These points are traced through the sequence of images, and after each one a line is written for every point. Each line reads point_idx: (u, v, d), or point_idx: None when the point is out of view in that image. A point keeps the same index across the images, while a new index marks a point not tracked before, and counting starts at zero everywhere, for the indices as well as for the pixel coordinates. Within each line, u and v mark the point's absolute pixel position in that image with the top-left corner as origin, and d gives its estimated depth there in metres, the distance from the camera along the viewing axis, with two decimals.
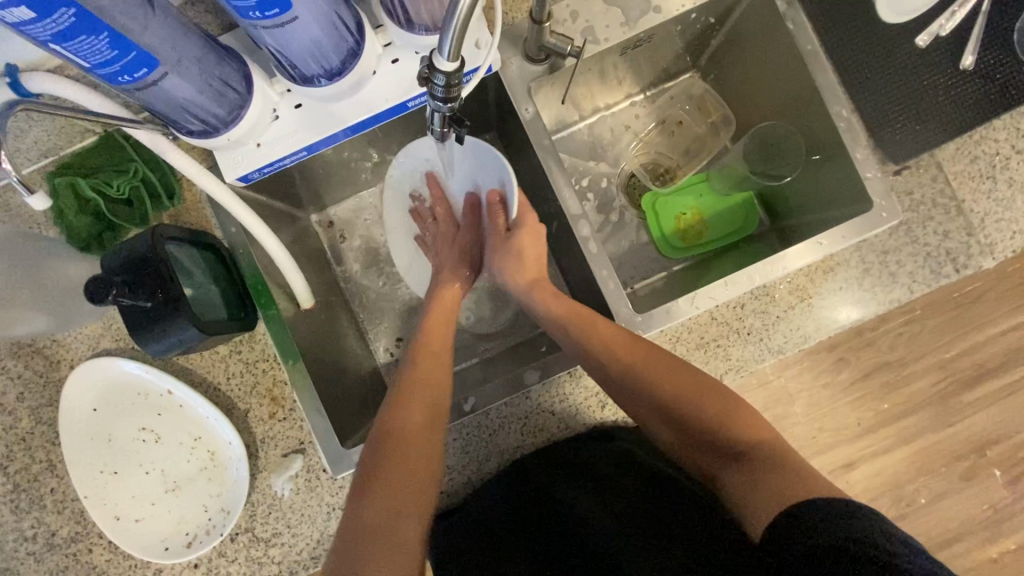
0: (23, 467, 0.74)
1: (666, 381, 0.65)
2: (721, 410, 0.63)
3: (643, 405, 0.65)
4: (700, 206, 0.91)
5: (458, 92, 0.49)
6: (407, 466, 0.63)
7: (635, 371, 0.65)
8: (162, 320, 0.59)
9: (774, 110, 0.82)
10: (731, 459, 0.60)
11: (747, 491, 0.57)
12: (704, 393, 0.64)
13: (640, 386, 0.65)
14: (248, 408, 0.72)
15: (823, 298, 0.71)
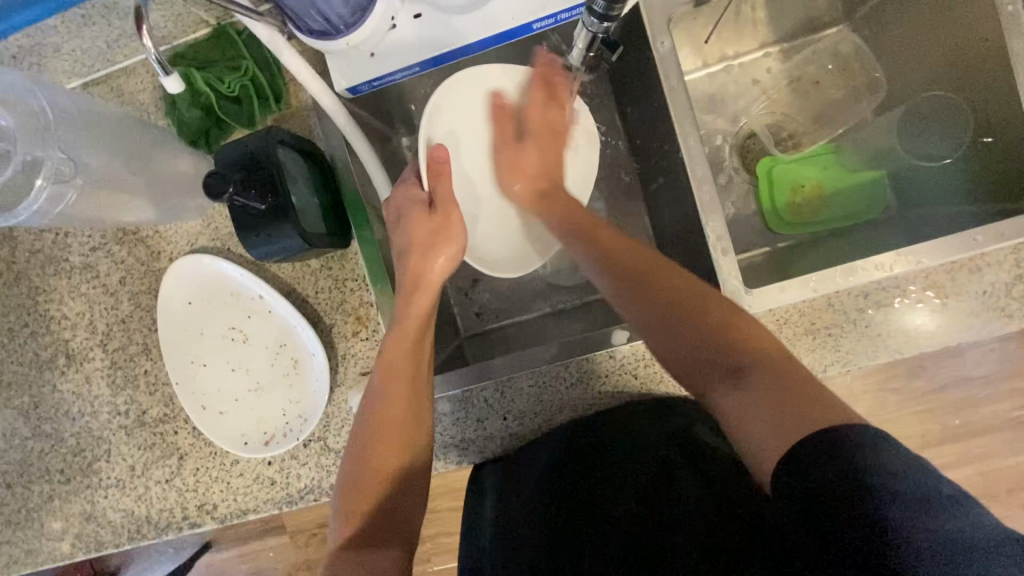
0: (120, 347, 0.77)
1: (658, 303, 0.54)
2: (728, 327, 0.51)
3: (674, 350, 0.53)
4: (821, 178, 0.81)
5: (619, 11, 0.44)
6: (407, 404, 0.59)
7: (679, 297, 0.54)
8: (269, 225, 0.58)
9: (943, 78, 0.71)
10: (729, 375, 0.49)
11: (736, 409, 0.47)
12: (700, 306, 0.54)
13: (653, 304, 0.55)
14: (333, 324, 0.72)
15: (961, 300, 0.63)
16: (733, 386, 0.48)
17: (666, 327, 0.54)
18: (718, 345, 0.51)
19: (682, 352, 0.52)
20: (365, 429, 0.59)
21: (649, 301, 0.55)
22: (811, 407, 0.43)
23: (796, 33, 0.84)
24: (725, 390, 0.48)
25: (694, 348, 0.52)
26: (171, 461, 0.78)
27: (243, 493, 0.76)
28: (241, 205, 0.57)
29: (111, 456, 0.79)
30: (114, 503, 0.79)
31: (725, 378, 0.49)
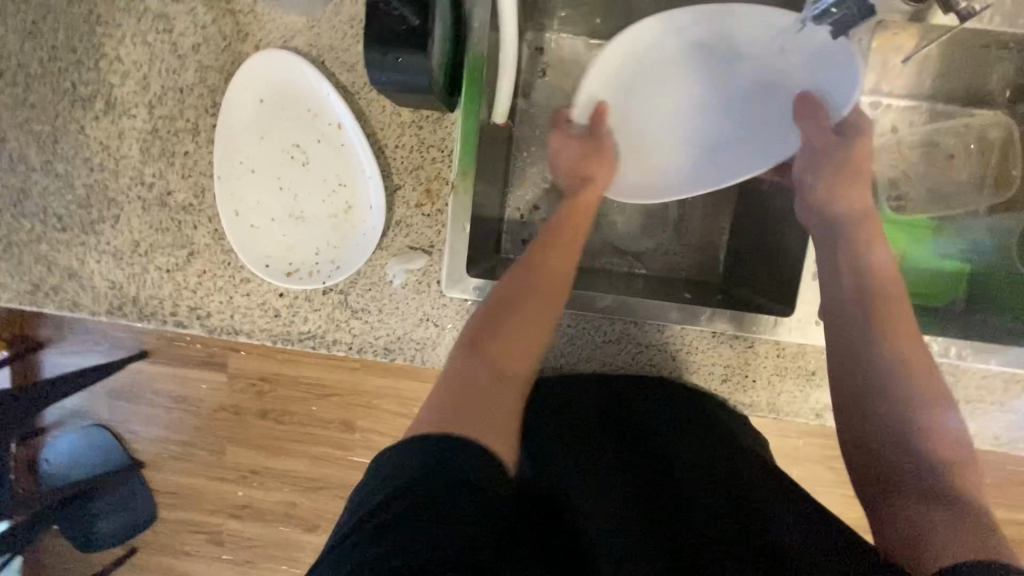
0: (168, 117, 0.71)
1: (872, 336, 0.56)
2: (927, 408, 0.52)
3: (846, 370, 0.56)
4: (906, 248, 0.79)
5: None
6: (558, 284, 0.58)
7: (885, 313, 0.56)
8: (404, 45, 0.52)
9: None
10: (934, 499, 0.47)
11: (912, 518, 0.46)
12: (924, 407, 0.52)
13: (863, 332, 0.56)
14: (400, 185, 0.68)
15: (999, 409, 0.64)
16: (927, 496, 0.47)
17: (866, 358, 0.55)
18: (903, 429, 0.51)
19: (863, 441, 0.53)
20: (504, 297, 0.56)
21: (870, 329, 0.56)
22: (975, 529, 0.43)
23: (953, 97, 0.81)
24: (911, 502, 0.47)
25: (883, 426, 0.52)
26: (179, 253, 0.73)
27: (242, 313, 0.73)
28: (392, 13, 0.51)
29: (118, 224, 0.74)
30: (104, 271, 0.75)
31: (926, 501, 0.47)
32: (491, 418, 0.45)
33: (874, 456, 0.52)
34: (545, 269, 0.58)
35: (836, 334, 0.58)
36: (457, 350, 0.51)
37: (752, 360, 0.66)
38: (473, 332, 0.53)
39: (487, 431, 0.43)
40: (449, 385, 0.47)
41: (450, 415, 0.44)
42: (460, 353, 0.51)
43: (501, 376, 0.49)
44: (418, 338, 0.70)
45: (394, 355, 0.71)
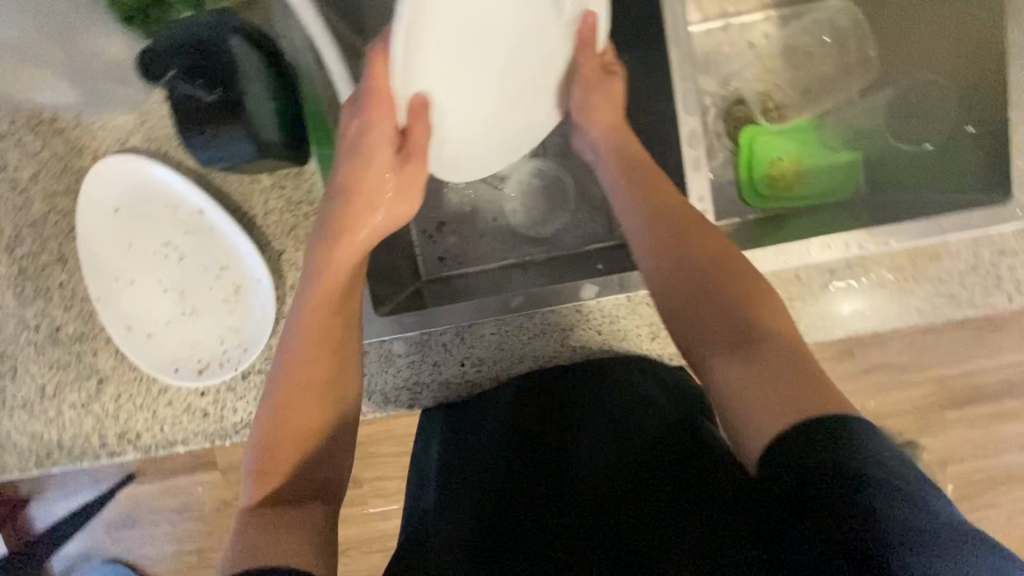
0: (31, 254, 0.68)
1: (669, 247, 0.53)
2: (765, 297, 0.48)
3: (671, 291, 0.52)
4: (801, 156, 0.81)
5: None
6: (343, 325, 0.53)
7: (683, 233, 0.53)
8: (219, 124, 0.52)
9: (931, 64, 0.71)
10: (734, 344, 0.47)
11: (748, 391, 0.43)
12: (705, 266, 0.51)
13: (676, 248, 0.53)
14: (283, 250, 0.66)
15: (917, 284, 0.65)
16: (742, 362, 0.45)
17: (678, 262, 0.52)
18: (740, 316, 0.48)
19: (690, 337, 0.50)
20: (287, 370, 0.50)
21: (678, 245, 0.53)
22: (819, 399, 0.40)
23: None
24: (733, 369, 0.45)
25: (710, 318, 0.49)
26: (88, 385, 0.70)
27: (171, 423, 0.70)
28: (182, 92, 0.51)
29: (17, 375, 0.71)
30: (20, 426, 0.72)
31: (733, 353, 0.46)
32: (293, 535, 0.43)
33: (689, 345, 0.50)
34: (321, 312, 0.52)
35: (650, 245, 0.54)
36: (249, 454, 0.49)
37: None
38: (270, 407, 0.50)
39: (282, 552, 0.41)
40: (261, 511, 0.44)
41: (251, 549, 0.41)
42: (253, 453, 0.48)
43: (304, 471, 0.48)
44: None
45: None
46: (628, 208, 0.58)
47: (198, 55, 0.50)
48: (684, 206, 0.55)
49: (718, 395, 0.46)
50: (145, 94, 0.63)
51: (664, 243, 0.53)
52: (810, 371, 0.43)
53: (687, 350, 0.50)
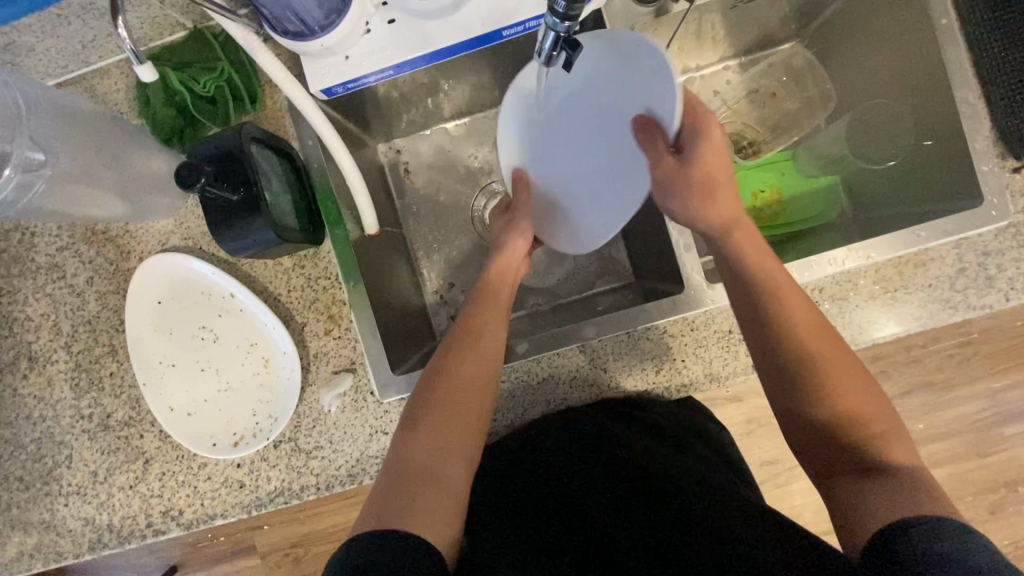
0: (86, 349, 0.76)
1: (796, 336, 0.57)
2: (886, 434, 0.54)
3: (786, 359, 0.57)
4: (780, 185, 0.85)
5: (577, 12, 0.46)
6: (479, 359, 0.62)
7: (821, 331, 0.57)
8: (242, 218, 0.59)
9: (885, 88, 0.77)
10: (856, 470, 0.52)
11: (855, 501, 0.50)
12: (841, 375, 0.56)
13: (785, 322, 0.57)
14: (305, 322, 0.72)
15: (908, 292, 0.67)
16: (867, 480, 0.51)
17: (801, 346, 0.56)
18: (862, 444, 0.53)
19: (807, 418, 0.56)
20: (430, 387, 0.61)
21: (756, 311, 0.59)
22: (909, 506, 0.46)
23: (754, 47, 0.89)
24: (852, 484, 0.52)
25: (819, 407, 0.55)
26: (135, 466, 0.76)
27: (210, 498, 0.75)
28: (215, 197, 0.58)
29: (73, 462, 0.77)
30: (74, 511, 0.77)
31: (853, 475, 0.52)
32: (429, 515, 0.52)
33: (804, 431, 0.57)
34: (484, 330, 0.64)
35: (786, 319, 0.57)
36: (398, 438, 0.58)
37: (671, 342, 0.70)
38: (409, 412, 0.60)
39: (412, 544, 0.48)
40: (390, 477, 0.55)
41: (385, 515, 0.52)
42: (388, 464, 0.57)
43: (426, 471, 0.55)
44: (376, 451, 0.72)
45: (360, 477, 0.72)
46: (722, 263, 0.62)
47: (224, 165, 0.58)
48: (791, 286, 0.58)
49: (835, 483, 0.53)
50: (182, 200, 0.73)
51: (795, 320, 0.57)
52: (927, 493, 0.48)
53: (806, 438, 0.57)
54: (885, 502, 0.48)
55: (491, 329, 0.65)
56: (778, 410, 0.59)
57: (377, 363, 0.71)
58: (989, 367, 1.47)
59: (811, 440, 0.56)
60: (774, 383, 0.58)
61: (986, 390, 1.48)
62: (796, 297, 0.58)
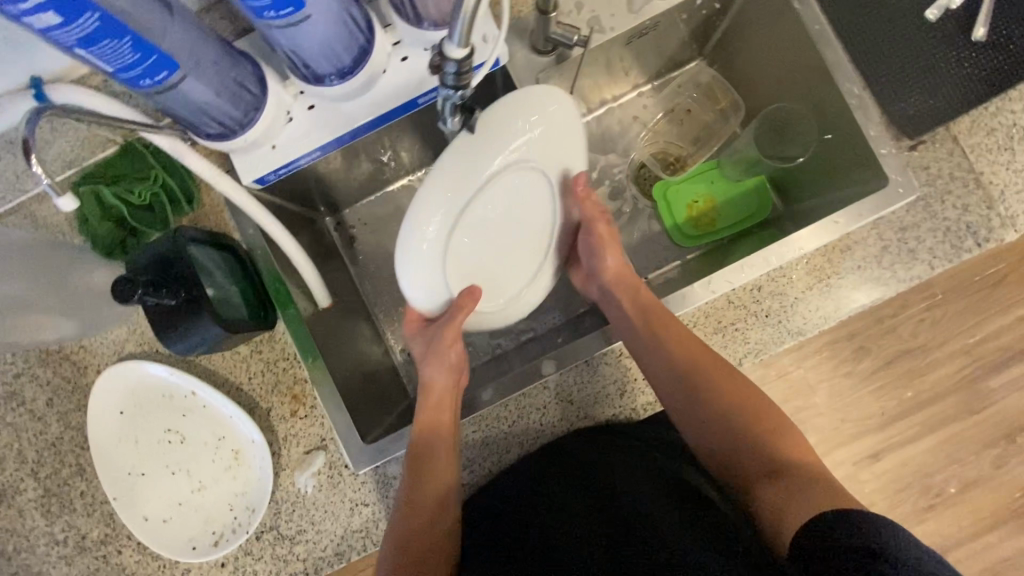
0: (53, 472, 0.75)
1: (699, 394, 0.67)
2: (779, 428, 0.67)
3: (697, 415, 0.68)
4: (711, 194, 0.92)
5: (468, 80, 0.49)
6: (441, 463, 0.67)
7: (715, 386, 0.67)
8: (185, 320, 0.60)
9: (781, 93, 0.82)
10: (764, 475, 0.64)
11: (783, 504, 0.61)
12: (749, 408, 0.68)
13: (707, 393, 0.67)
14: (269, 407, 0.73)
15: (841, 278, 0.70)
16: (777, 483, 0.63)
17: (706, 402, 0.67)
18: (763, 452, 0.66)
19: (724, 433, 0.67)
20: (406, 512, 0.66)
21: (711, 394, 0.67)
22: (837, 497, 0.58)
23: (662, 71, 0.94)
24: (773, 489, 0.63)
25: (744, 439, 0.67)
26: None
27: None
28: (153, 305, 0.58)
29: None
30: None
31: (762, 475, 0.65)
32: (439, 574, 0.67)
33: (717, 450, 0.68)
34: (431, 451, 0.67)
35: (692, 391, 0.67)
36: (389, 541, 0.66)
37: (630, 364, 0.72)
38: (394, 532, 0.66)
39: None
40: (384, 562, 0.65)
41: None
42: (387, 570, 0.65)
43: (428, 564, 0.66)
44: (359, 525, 0.72)
45: (348, 553, 0.72)
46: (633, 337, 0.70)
47: (161, 274, 0.59)
48: (699, 353, 0.68)
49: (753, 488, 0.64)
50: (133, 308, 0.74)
51: (705, 377, 0.67)
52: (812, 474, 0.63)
53: (718, 452, 0.68)
54: (799, 500, 0.60)
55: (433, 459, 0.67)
56: (693, 440, 0.69)
57: (346, 433, 0.71)
58: (960, 325, 1.49)
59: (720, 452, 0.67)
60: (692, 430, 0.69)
61: (961, 346, 1.51)
62: (701, 360, 0.67)
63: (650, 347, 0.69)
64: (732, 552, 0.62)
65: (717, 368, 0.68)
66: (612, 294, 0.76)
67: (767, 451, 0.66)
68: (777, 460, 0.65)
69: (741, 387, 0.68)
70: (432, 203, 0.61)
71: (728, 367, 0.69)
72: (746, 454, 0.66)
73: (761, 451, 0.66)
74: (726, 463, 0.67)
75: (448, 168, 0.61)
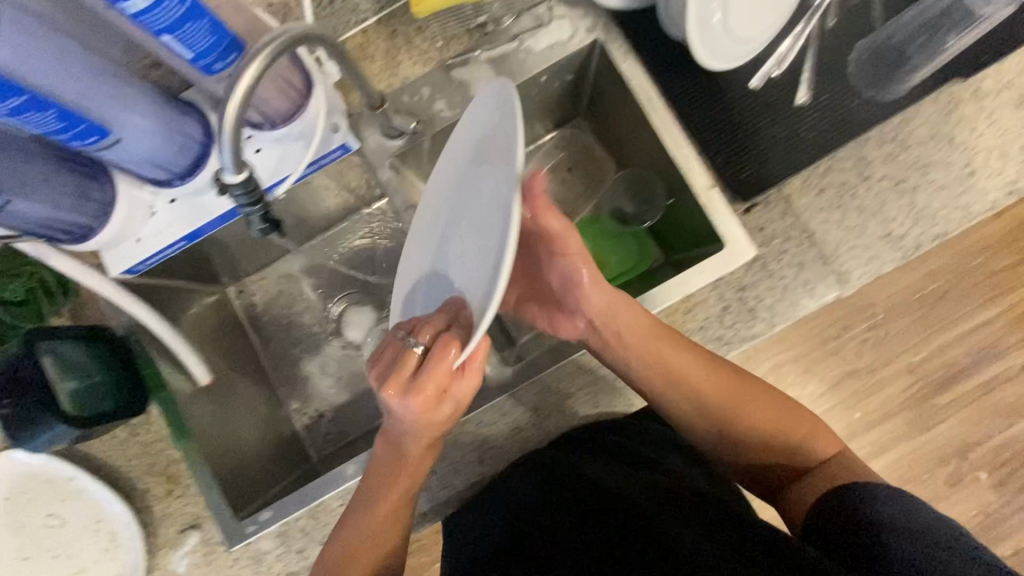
0: None
1: (706, 419, 0.68)
2: (815, 428, 0.66)
3: (709, 432, 0.68)
4: (596, 245, 0.94)
5: (260, 196, 0.53)
6: (397, 498, 0.67)
7: (726, 416, 0.67)
8: (31, 422, 0.68)
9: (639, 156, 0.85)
10: (795, 477, 0.65)
11: (847, 474, 0.61)
12: (786, 419, 0.67)
13: (713, 415, 0.67)
14: (146, 488, 0.76)
15: (684, 339, 0.72)
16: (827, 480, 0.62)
17: (719, 420, 0.68)
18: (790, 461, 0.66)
19: (750, 428, 0.67)
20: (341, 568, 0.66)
21: (738, 409, 0.67)
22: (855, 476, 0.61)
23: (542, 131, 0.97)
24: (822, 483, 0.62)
25: (760, 424, 0.67)
26: None
27: None
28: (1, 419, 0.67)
29: None
30: None
31: (798, 476, 0.65)
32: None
33: (749, 457, 0.68)
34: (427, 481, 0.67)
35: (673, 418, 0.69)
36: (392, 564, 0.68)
37: (489, 432, 0.73)
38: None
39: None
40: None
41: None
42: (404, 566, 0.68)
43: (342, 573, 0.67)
44: None
45: None
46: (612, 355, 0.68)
47: (9, 387, 0.67)
48: (696, 382, 0.67)
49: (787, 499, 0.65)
50: None
51: (672, 401, 0.68)
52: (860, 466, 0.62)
53: (760, 461, 0.67)
54: (837, 477, 0.62)
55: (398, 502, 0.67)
56: (710, 442, 0.69)
57: (218, 514, 0.74)
58: (904, 343, 1.46)
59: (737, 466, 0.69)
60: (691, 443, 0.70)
61: (905, 363, 1.48)
62: (704, 379, 0.67)
63: (629, 367, 0.68)
64: (724, 531, 0.55)
65: (698, 379, 0.67)
66: (611, 314, 0.66)
67: (795, 455, 0.66)
68: (806, 464, 0.65)
69: (752, 398, 0.68)
70: (479, 319, 0.49)
71: (738, 376, 0.68)
72: (770, 449, 0.67)
73: (781, 443, 0.66)
74: (765, 451, 0.67)
75: (486, 301, 0.46)
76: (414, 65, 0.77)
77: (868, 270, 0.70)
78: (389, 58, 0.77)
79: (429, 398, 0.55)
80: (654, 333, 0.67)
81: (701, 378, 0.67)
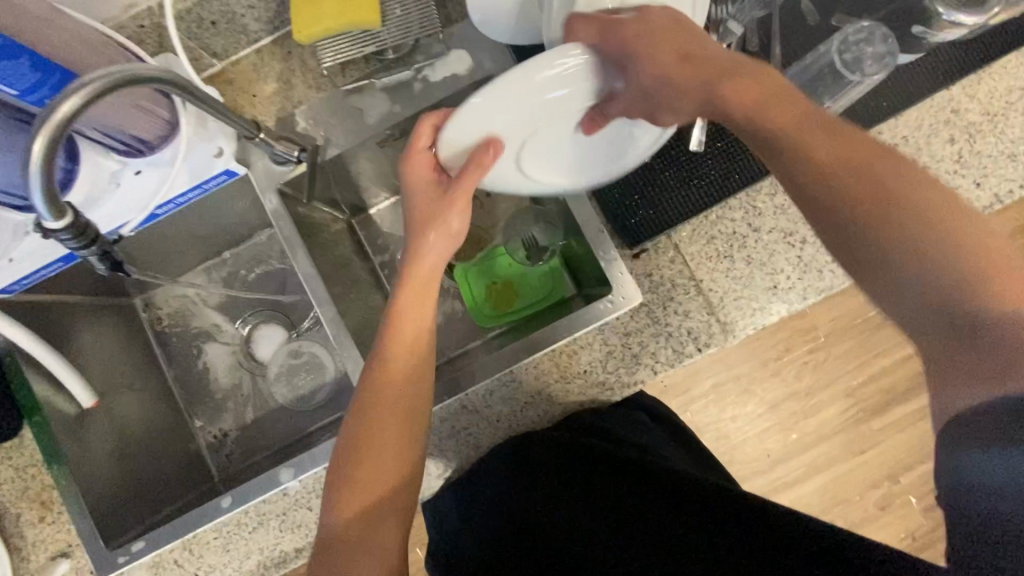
0: None
1: (847, 188, 0.45)
2: (964, 227, 0.42)
3: (852, 255, 0.45)
4: (511, 275, 0.93)
5: (92, 238, 0.52)
6: (397, 432, 0.59)
7: (869, 163, 0.45)
8: None
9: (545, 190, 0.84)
10: (904, 261, 0.43)
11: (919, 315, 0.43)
12: (949, 218, 0.43)
13: (835, 183, 0.45)
14: (19, 513, 0.74)
15: (568, 382, 0.72)
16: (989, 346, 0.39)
17: (896, 235, 0.43)
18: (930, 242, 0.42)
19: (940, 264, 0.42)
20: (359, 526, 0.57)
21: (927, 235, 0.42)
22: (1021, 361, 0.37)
23: None
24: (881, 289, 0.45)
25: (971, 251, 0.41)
26: None
27: None
28: None
29: None
30: None
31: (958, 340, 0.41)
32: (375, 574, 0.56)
33: (927, 310, 0.42)
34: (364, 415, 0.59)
35: (851, 257, 0.45)
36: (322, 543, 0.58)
37: None
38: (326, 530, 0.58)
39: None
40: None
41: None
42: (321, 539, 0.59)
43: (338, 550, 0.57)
44: None
45: None
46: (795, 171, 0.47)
47: None
48: (790, 91, 0.50)
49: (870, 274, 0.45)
50: None
51: (793, 187, 0.48)
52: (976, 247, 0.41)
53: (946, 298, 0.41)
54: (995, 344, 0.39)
55: (380, 448, 0.58)
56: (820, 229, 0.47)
57: (89, 541, 0.72)
58: (845, 366, 1.44)
59: (868, 285, 0.45)
60: (839, 263, 0.47)
61: (846, 384, 1.45)
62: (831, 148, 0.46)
63: (819, 180, 0.46)
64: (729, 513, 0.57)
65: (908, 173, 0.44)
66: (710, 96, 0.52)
67: (960, 238, 0.42)
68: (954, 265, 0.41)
69: (943, 210, 0.43)
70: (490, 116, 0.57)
71: (944, 195, 0.44)
72: (948, 212, 0.43)
73: (917, 228, 0.43)
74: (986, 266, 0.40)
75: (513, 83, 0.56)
76: (308, 89, 0.76)
77: (752, 322, 0.70)
78: (283, 81, 0.75)
79: (422, 171, 0.61)
80: (773, 90, 0.50)
81: (917, 179, 0.44)
